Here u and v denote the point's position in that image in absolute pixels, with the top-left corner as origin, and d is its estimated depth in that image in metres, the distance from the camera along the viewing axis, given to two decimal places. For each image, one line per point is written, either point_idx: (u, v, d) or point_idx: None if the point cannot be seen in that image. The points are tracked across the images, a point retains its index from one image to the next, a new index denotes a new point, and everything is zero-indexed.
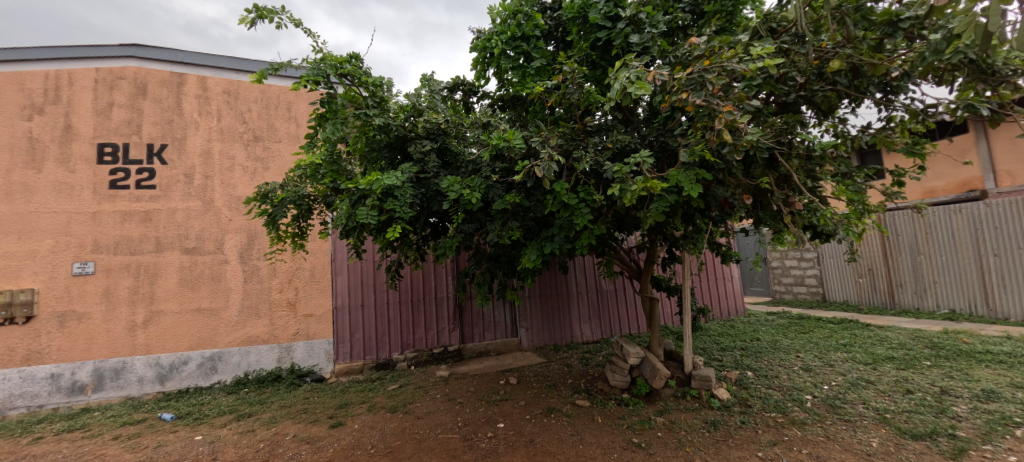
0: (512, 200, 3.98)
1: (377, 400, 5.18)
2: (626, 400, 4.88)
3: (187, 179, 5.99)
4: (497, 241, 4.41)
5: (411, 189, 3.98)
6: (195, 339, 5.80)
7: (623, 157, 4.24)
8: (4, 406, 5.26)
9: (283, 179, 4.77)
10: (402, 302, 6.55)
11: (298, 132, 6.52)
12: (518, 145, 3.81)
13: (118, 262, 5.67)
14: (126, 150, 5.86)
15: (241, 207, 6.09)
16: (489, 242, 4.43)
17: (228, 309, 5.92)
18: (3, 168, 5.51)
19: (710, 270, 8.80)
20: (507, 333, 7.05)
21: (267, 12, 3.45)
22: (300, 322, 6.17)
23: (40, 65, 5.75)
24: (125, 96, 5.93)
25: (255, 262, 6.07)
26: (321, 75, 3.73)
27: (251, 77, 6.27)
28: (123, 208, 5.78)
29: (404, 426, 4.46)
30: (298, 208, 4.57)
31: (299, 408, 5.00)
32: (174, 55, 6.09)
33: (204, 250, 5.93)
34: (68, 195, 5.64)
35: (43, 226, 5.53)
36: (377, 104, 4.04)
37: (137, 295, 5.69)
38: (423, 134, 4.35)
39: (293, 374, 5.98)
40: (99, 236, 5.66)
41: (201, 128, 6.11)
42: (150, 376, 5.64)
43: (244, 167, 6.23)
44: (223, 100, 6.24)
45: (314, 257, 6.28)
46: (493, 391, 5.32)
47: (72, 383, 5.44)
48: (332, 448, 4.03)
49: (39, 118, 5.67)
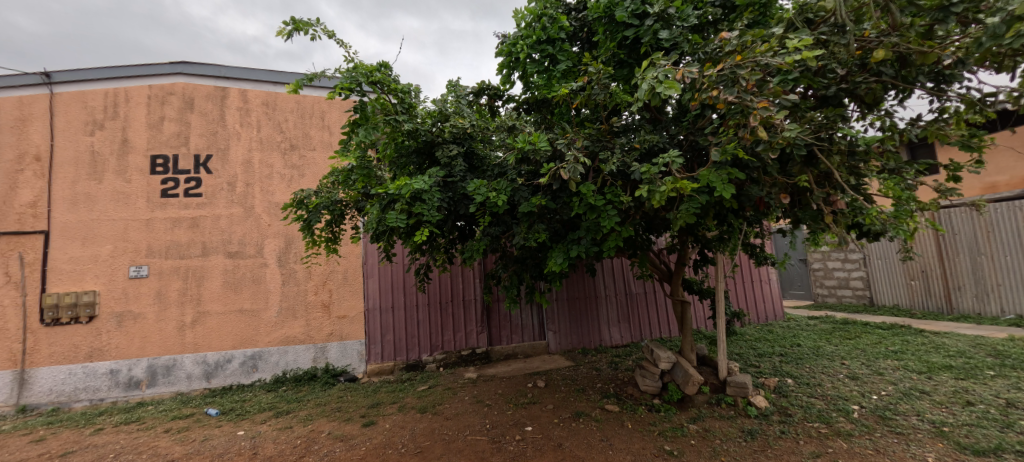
0: (538, 203, 4.01)
1: (407, 400, 5.28)
2: (657, 406, 4.78)
3: (230, 187, 6.33)
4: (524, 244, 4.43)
5: (439, 193, 4.07)
6: (238, 339, 6.10)
7: (651, 157, 4.24)
8: (71, 399, 5.71)
9: (318, 185, 4.93)
10: (430, 304, 6.65)
11: (331, 140, 6.76)
12: (543, 148, 3.85)
13: (169, 266, 6.06)
14: (176, 162, 6.26)
15: (279, 213, 6.37)
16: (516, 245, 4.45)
17: (267, 309, 6.21)
18: (69, 180, 6.02)
19: (746, 272, 8.46)
20: (535, 336, 7.02)
21: (303, 24, 3.63)
22: (334, 324, 6.38)
23: (101, 85, 6.24)
24: (174, 110, 6.33)
25: (292, 265, 6.35)
26: (355, 82, 3.89)
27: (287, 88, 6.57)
28: (173, 215, 6.16)
29: (433, 427, 4.53)
30: (331, 213, 4.72)
31: (333, 406, 5.17)
32: (218, 70, 6.46)
33: (245, 255, 6.24)
34: (125, 203, 6.09)
35: (103, 233, 5.99)
36: (405, 110, 4.23)
37: (186, 296, 6.05)
38: (449, 138, 4.47)
39: (327, 374, 6.17)
40: (152, 241, 6.07)
41: (242, 139, 6.46)
42: (197, 373, 5.98)
43: (281, 174, 6.52)
44: (262, 112, 6.56)
45: (347, 260, 6.48)
46: (521, 394, 5.31)
47: (129, 378, 5.84)
48: (365, 446, 4.15)
49: (100, 133, 6.15)
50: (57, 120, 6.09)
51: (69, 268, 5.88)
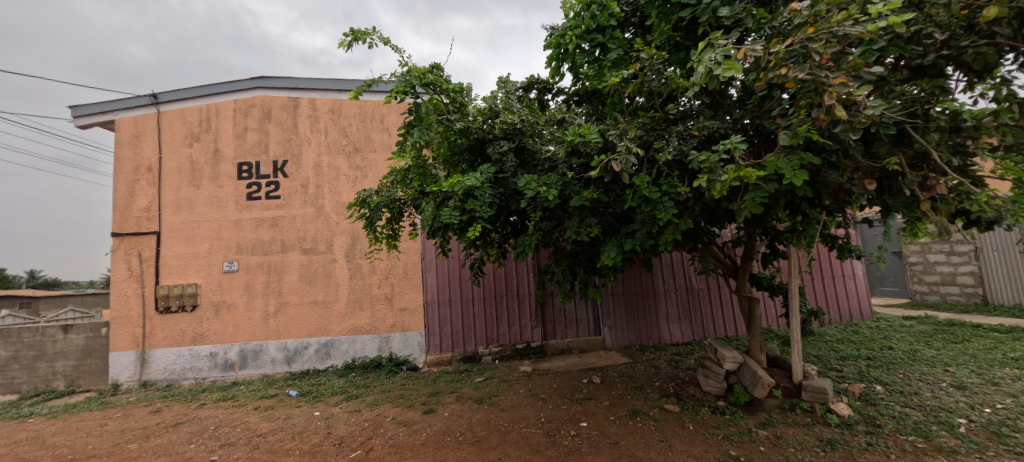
0: (590, 196, 3.97)
1: (465, 391, 5.46)
2: (721, 409, 4.52)
3: (303, 189, 6.91)
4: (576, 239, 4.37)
5: (490, 189, 4.14)
6: (313, 328, 6.67)
7: (711, 144, 3.99)
8: (181, 376, 6.59)
9: (379, 185, 5.17)
10: (486, 298, 6.80)
11: (390, 141, 7.12)
12: (594, 140, 3.77)
13: (255, 261, 6.75)
14: (258, 167, 6.94)
15: (346, 212, 6.84)
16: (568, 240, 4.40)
17: (337, 301, 6.71)
18: (175, 187, 6.90)
19: (826, 267, 7.68)
20: (591, 332, 6.91)
21: (360, 34, 3.85)
22: (396, 315, 6.74)
23: (197, 102, 7.07)
24: (255, 121, 7.01)
25: (358, 260, 6.80)
26: (409, 85, 4.06)
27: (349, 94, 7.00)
28: (257, 216, 6.85)
29: (489, 418, 4.65)
30: (391, 211, 4.98)
31: (397, 393, 5.49)
32: (291, 82, 7.05)
33: (318, 251, 6.79)
34: (219, 206, 6.87)
35: (202, 232, 6.81)
36: (457, 109, 4.30)
37: (269, 289, 6.71)
38: (500, 134, 4.51)
39: (391, 362, 6.54)
40: (241, 239, 6.80)
41: (313, 144, 7.00)
42: (280, 358, 6.62)
43: (347, 175, 6.99)
44: (329, 118, 7.06)
45: (408, 255, 6.81)
46: (577, 389, 5.27)
47: (225, 360, 6.62)
48: (425, 432, 4.36)
49: (197, 144, 6.98)
50: (164, 135, 7.00)
51: (177, 263, 6.77)
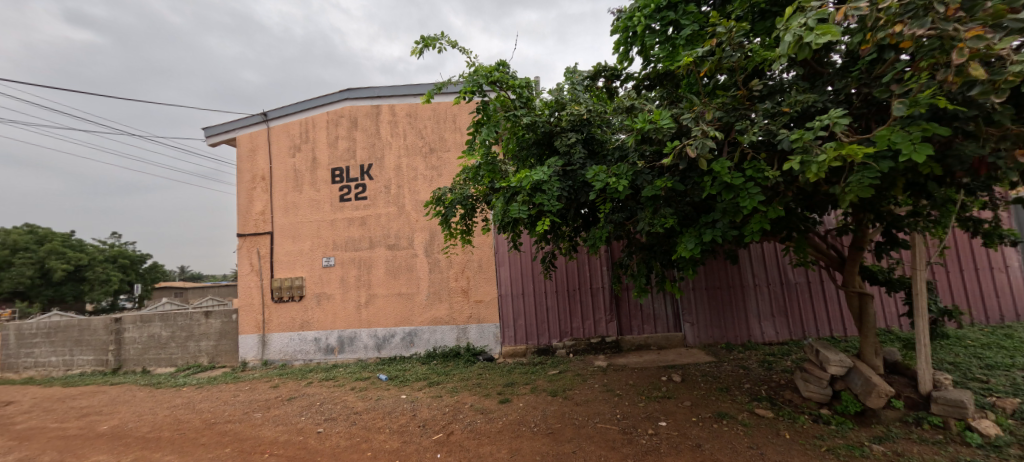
0: (663, 185, 3.68)
1: (539, 383, 5.51)
2: (825, 418, 4.02)
3: (387, 189, 7.46)
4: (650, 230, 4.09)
5: (559, 183, 4.06)
6: (398, 318, 7.21)
7: (806, 121, 3.50)
8: (292, 357, 7.54)
9: (452, 182, 5.37)
10: (558, 291, 6.78)
11: (462, 140, 7.37)
12: (665, 125, 3.51)
13: (348, 257, 7.47)
14: (348, 172, 7.62)
15: (424, 210, 7.25)
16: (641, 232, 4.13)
17: (419, 293, 7.18)
18: (283, 192, 7.87)
19: (965, 258, 6.43)
20: (670, 328, 6.55)
21: (430, 40, 4.01)
22: (472, 307, 7.00)
23: (297, 116, 7.94)
24: (345, 130, 7.70)
25: (436, 255, 7.18)
26: (476, 85, 4.15)
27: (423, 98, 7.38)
28: (349, 216, 7.55)
29: (564, 411, 4.64)
30: (464, 207, 5.13)
31: (474, 382, 5.72)
32: (373, 91, 7.61)
33: (401, 246, 7.31)
34: (318, 208, 7.70)
35: (306, 232, 7.70)
36: (523, 104, 4.32)
37: (360, 281, 7.39)
38: (567, 126, 4.38)
39: (468, 352, 6.82)
40: (337, 237, 7.56)
41: (394, 147, 7.50)
42: (371, 344, 7.26)
43: (424, 175, 7.39)
44: (406, 122, 7.50)
45: (482, 249, 7.03)
46: (655, 387, 5.04)
47: (327, 345, 7.43)
48: (501, 421, 4.48)
49: (299, 154, 7.87)
50: (273, 147, 8.00)
51: (287, 259, 7.74)
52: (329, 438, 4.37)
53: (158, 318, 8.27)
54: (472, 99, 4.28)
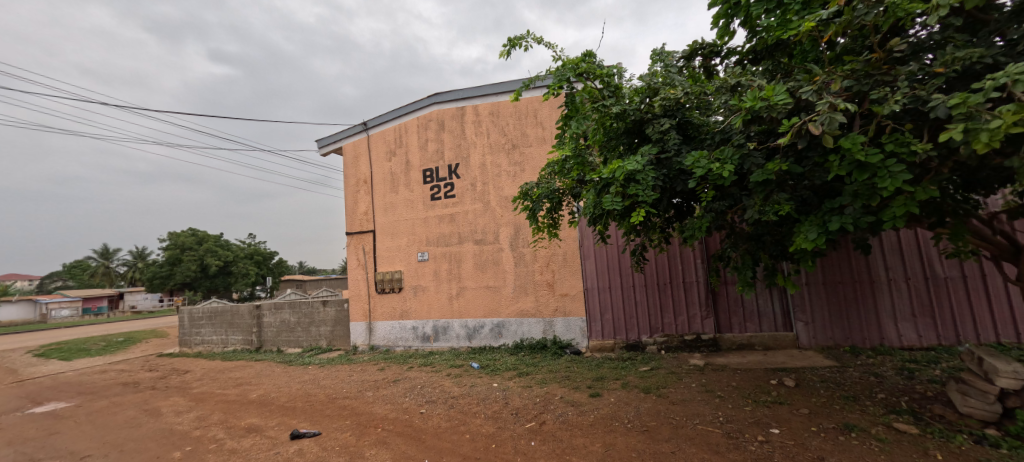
0: (777, 168, 3.12)
1: (630, 379, 5.34)
2: (994, 440, 3.29)
3: (473, 187, 7.73)
4: (760, 220, 3.47)
5: (653, 171, 3.66)
6: (487, 309, 7.48)
7: (967, 83, 2.88)
8: (394, 344, 8.18)
9: (539, 176, 5.40)
10: (648, 285, 6.51)
11: (544, 134, 7.36)
12: (781, 101, 3.05)
13: (440, 252, 7.92)
14: (437, 172, 8.04)
15: (509, 205, 7.40)
16: (749, 222, 3.51)
17: (506, 286, 7.37)
18: (382, 193, 8.55)
19: None
20: (778, 326, 5.97)
21: (517, 40, 4.10)
22: (558, 300, 7.00)
23: (392, 123, 8.56)
24: (433, 132, 8.13)
25: (521, 249, 7.30)
26: (564, 80, 4.12)
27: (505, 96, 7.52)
28: (439, 213, 7.97)
29: (659, 409, 4.38)
30: (551, 201, 5.15)
31: (563, 374, 5.74)
32: (457, 94, 7.90)
33: (487, 241, 7.55)
34: (412, 207, 8.24)
35: (402, 229, 8.31)
36: (612, 93, 4.14)
37: (452, 274, 7.80)
38: (660, 113, 3.95)
39: (555, 345, 6.84)
40: (429, 234, 8.04)
41: (478, 146, 7.75)
42: (462, 334, 7.63)
43: (508, 172, 7.53)
44: (489, 121, 7.70)
45: (568, 242, 6.97)
46: (763, 391, 4.56)
47: (423, 333, 7.95)
48: (594, 414, 4.41)
49: (394, 158, 8.49)
50: (373, 152, 8.73)
51: (387, 254, 8.42)
52: (431, 418, 4.68)
53: (286, 306, 9.49)
54: (560, 93, 4.27)
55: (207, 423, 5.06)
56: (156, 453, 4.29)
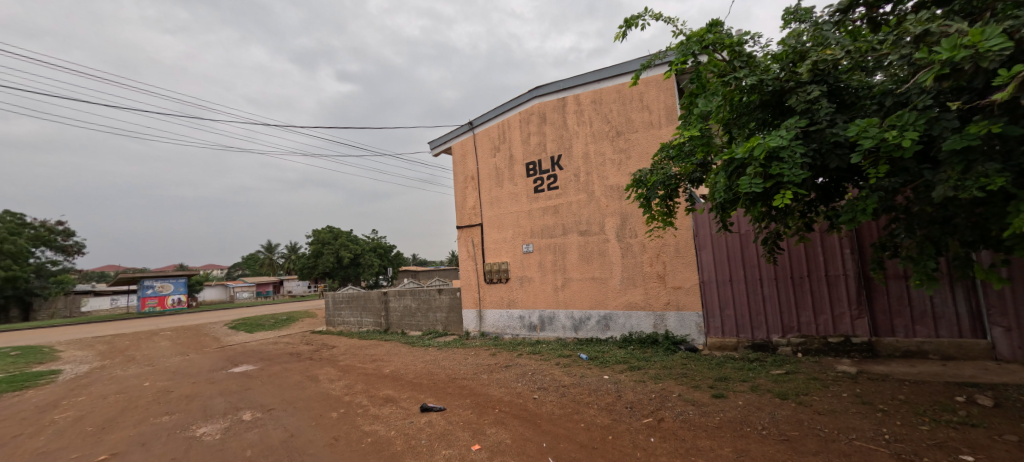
0: (986, 130, 2.49)
1: (760, 381, 4.80)
2: None
3: (576, 177, 7.61)
4: (953, 197, 2.80)
5: (802, 146, 3.19)
6: (593, 301, 7.35)
7: None
8: (502, 331, 8.47)
9: (653, 162, 5.07)
10: (778, 278, 5.77)
11: (650, 118, 6.85)
12: (996, 46, 2.43)
13: (545, 243, 7.96)
14: (540, 164, 8.10)
15: (616, 195, 7.12)
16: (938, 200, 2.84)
17: (612, 278, 7.15)
18: (489, 187, 8.87)
19: None
20: (961, 333, 4.80)
21: (633, 19, 3.90)
22: (670, 293, 6.58)
23: (496, 119, 8.83)
24: (535, 126, 8.21)
25: (628, 240, 6.99)
26: (688, 54, 3.78)
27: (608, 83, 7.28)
28: (543, 205, 8.02)
29: (801, 418, 3.86)
30: (667, 188, 4.76)
31: (680, 372, 5.38)
32: (559, 85, 7.87)
33: (592, 232, 7.38)
34: (516, 200, 8.42)
35: (507, 221, 8.53)
36: (744, 63, 3.67)
37: (556, 266, 7.80)
38: (807, 79, 3.39)
39: (668, 340, 6.44)
40: (533, 226, 8.14)
41: (580, 136, 7.61)
42: (568, 325, 7.61)
43: (612, 160, 7.23)
44: (592, 109, 7.50)
45: (681, 232, 6.51)
46: (944, 409, 3.76)
47: (530, 322, 8.10)
48: (720, 416, 4.06)
49: (498, 154, 8.76)
50: (479, 148, 9.12)
51: (494, 246, 8.71)
52: (544, 404, 4.74)
53: (407, 293, 10.39)
54: (683, 69, 3.96)
55: (354, 391, 5.75)
56: (319, 411, 5.00)
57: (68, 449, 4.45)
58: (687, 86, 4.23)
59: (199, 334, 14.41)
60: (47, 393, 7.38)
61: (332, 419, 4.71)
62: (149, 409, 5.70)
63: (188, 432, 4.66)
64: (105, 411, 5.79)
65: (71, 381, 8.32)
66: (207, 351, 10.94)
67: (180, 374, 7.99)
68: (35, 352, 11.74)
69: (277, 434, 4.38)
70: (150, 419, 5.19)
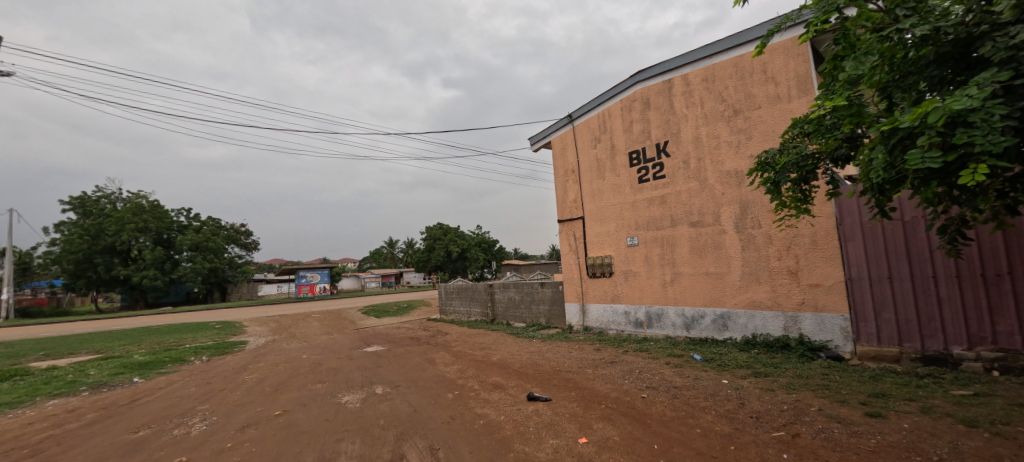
0: None
1: (934, 402, 3.91)
2: None
3: (686, 164, 7.01)
4: None
5: (1004, 106, 2.46)
6: (708, 298, 6.72)
7: None
8: (607, 327, 8.20)
9: (782, 141, 4.37)
10: (961, 277, 4.57)
11: (777, 92, 6.00)
12: None
13: (651, 236, 7.49)
14: (645, 152, 7.61)
15: (733, 181, 6.40)
16: None
17: (731, 273, 6.46)
18: (591, 178, 8.60)
19: None
20: None
21: None
22: (805, 292, 5.72)
23: (596, 109, 8.52)
24: (638, 113, 7.74)
25: (750, 231, 6.24)
26: (831, 8, 3.14)
27: (723, 58, 6.56)
28: (648, 195, 7.54)
29: (998, 453, 3.04)
30: (801, 170, 4.00)
31: (819, 382, 4.63)
32: (664, 66, 7.30)
33: (706, 223, 6.74)
34: (619, 191, 8.04)
35: (610, 214, 8.20)
36: (912, 10, 2.95)
37: (664, 260, 7.29)
38: (1012, 17, 2.61)
39: (803, 345, 5.61)
40: (638, 218, 7.70)
41: (690, 119, 6.98)
42: (680, 323, 7.07)
43: (728, 142, 6.50)
44: (703, 88, 6.82)
45: (817, 221, 5.63)
46: None
47: (636, 319, 7.71)
48: (878, 439, 3.38)
49: (599, 144, 8.46)
50: (580, 140, 8.90)
51: (597, 239, 8.44)
52: (655, 405, 4.43)
53: (512, 286, 10.61)
54: (824, 28, 3.31)
55: (466, 376, 6.00)
56: (437, 391, 5.30)
57: (252, 403, 5.33)
58: (829, 48, 3.54)
59: (340, 317, 16.51)
60: (239, 358, 9.08)
61: (448, 399, 4.96)
62: (305, 377, 6.61)
63: (335, 399, 5.28)
64: (277, 376, 6.86)
65: (254, 350, 10.09)
66: (346, 332, 12.48)
67: (327, 350, 9.21)
68: (229, 327, 14.59)
69: (403, 408, 4.74)
70: (308, 385, 6.04)
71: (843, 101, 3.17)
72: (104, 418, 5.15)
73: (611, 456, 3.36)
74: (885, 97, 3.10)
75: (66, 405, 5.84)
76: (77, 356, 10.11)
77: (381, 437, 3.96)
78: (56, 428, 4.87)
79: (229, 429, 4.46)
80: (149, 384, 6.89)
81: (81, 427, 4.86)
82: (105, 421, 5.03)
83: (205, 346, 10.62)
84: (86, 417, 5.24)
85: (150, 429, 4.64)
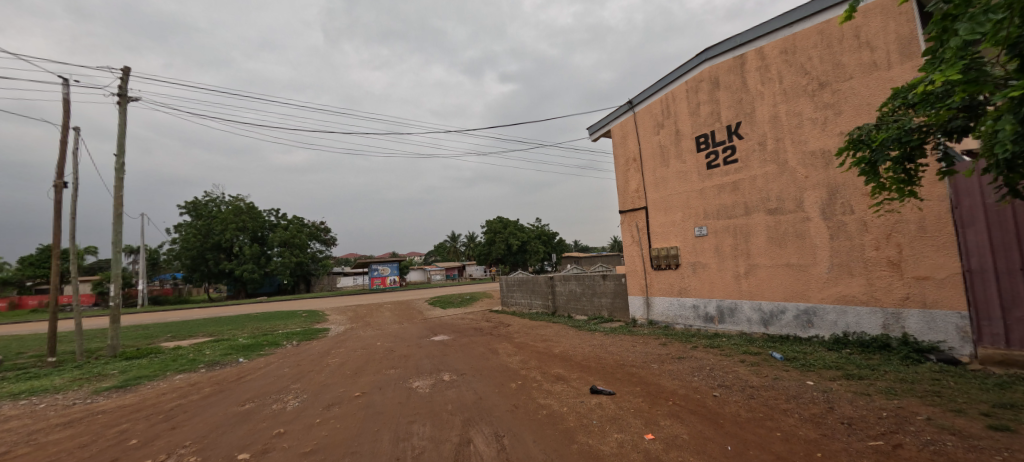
0: None
1: None
2: None
3: (761, 146, 6.45)
4: None
5: None
6: (789, 292, 6.18)
7: None
8: (673, 321, 7.83)
9: (879, 114, 3.80)
10: None
11: (872, 59, 5.30)
12: None
13: (722, 225, 7.01)
14: (714, 136, 7.12)
15: (818, 162, 5.79)
16: None
17: (816, 265, 5.86)
18: (654, 166, 8.19)
19: None
20: None
21: None
22: (910, 286, 5.05)
23: (659, 94, 8.09)
24: (706, 94, 7.23)
25: (840, 217, 5.62)
26: None
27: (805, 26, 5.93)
28: (718, 182, 7.04)
29: None
30: (904, 147, 3.46)
31: (928, 388, 4.06)
32: (735, 40, 6.76)
33: (786, 210, 6.17)
34: (685, 179, 7.59)
35: (675, 203, 7.77)
36: None
37: (738, 251, 6.79)
38: None
39: (907, 346, 4.97)
40: (707, 206, 7.24)
41: (767, 97, 6.40)
42: (756, 319, 6.58)
43: (813, 119, 5.87)
44: (782, 61, 6.21)
45: (925, 205, 4.92)
46: None
47: (706, 313, 7.28)
48: (1006, 456, 2.88)
49: (663, 130, 8.02)
50: (641, 127, 8.50)
51: (661, 229, 8.06)
52: (729, 404, 4.13)
53: (573, 278, 10.45)
54: None
55: (530, 366, 5.99)
56: (501, 380, 5.34)
57: (336, 385, 5.69)
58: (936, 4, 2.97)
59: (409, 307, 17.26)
60: (323, 343, 9.79)
61: (513, 389, 4.97)
62: (380, 363, 6.97)
63: (407, 383, 5.50)
64: (356, 360, 7.29)
65: (336, 336, 10.84)
66: (414, 321, 13.04)
67: (398, 338, 9.65)
68: (313, 315, 15.83)
69: (468, 395, 4.83)
70: (383, 370, 6.35)
71: (955, 64, 2.67)
72: (218, 391, 5.75)
73: (680, 455, 3.17)
74: (1015, 55, 2.55)
75: (188, 380, 6.61)
76: (195, 338, 11.45)
77: (448, 421, 4.04)
78: (182, 398, 5.52)
79: (317, 406, 4.78)
80: (249, 364, 7.62)
81: (200, 398, 5.47)
82: (218, 394, 5.62)
83: (295, 332, 11.58)
84: (204, 390, 5.89)
85: (251, 403, 5.12)
